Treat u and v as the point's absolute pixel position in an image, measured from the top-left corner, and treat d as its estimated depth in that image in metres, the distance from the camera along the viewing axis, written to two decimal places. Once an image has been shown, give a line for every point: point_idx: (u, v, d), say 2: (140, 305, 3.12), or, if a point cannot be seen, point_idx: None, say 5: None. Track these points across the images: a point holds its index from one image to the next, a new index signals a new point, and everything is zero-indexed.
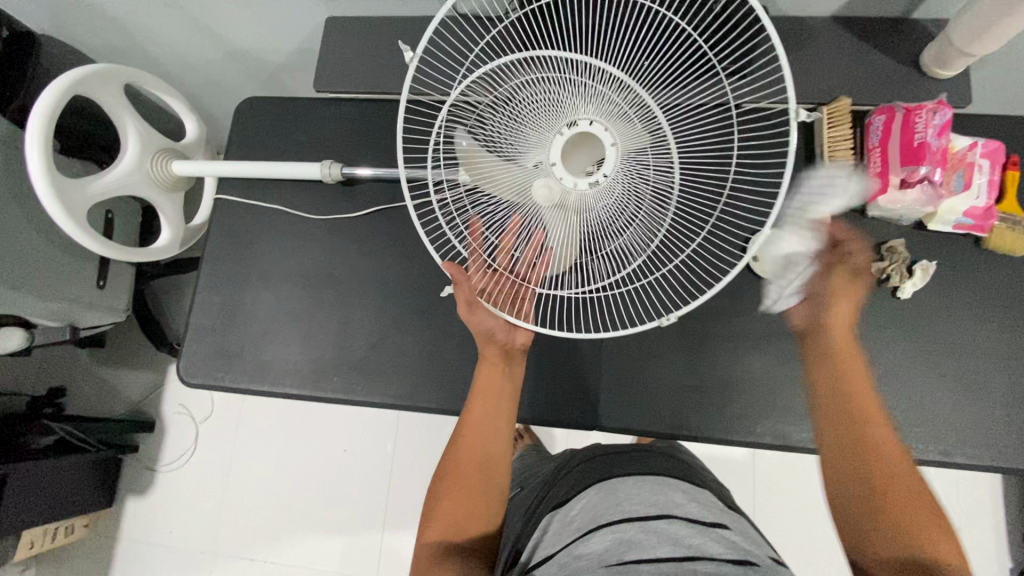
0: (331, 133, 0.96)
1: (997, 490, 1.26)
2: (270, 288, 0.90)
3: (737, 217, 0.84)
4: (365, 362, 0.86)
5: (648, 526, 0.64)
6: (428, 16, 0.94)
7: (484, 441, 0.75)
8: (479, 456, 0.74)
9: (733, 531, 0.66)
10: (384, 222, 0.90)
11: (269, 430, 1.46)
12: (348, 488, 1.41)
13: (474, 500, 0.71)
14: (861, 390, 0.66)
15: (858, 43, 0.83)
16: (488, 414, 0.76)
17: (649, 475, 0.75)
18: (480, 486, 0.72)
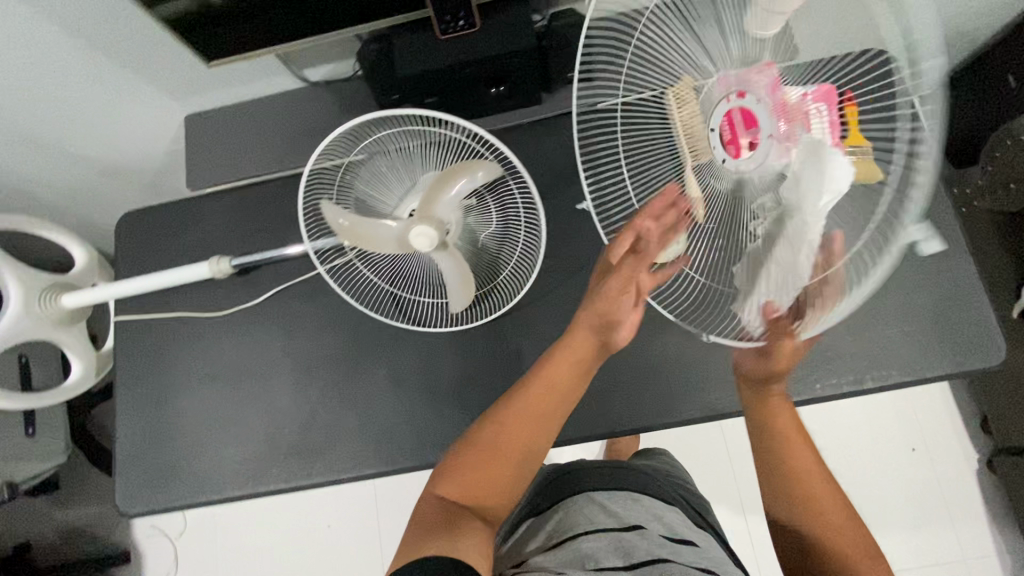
0: (214, 227, 0.96)
1: (948, 396, 1.32)
2: (190, 397, 0.89)
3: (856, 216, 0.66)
4: (303, 444, 0.85)
5: (621, 536, 0.69)
6: (286, 96, 0.97)
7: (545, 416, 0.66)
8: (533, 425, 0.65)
9: (698, 546, 0.70)
10: (286, 302, 0.90)
11: (250, 530, 1.42)
12: (342, 566, 1.38)
13: (504, 477, 0.63)
14: (809, 472, 0.63)
15: None
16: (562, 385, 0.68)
17: (618, 488, 0.77)
18: (514, 461, 0.63)
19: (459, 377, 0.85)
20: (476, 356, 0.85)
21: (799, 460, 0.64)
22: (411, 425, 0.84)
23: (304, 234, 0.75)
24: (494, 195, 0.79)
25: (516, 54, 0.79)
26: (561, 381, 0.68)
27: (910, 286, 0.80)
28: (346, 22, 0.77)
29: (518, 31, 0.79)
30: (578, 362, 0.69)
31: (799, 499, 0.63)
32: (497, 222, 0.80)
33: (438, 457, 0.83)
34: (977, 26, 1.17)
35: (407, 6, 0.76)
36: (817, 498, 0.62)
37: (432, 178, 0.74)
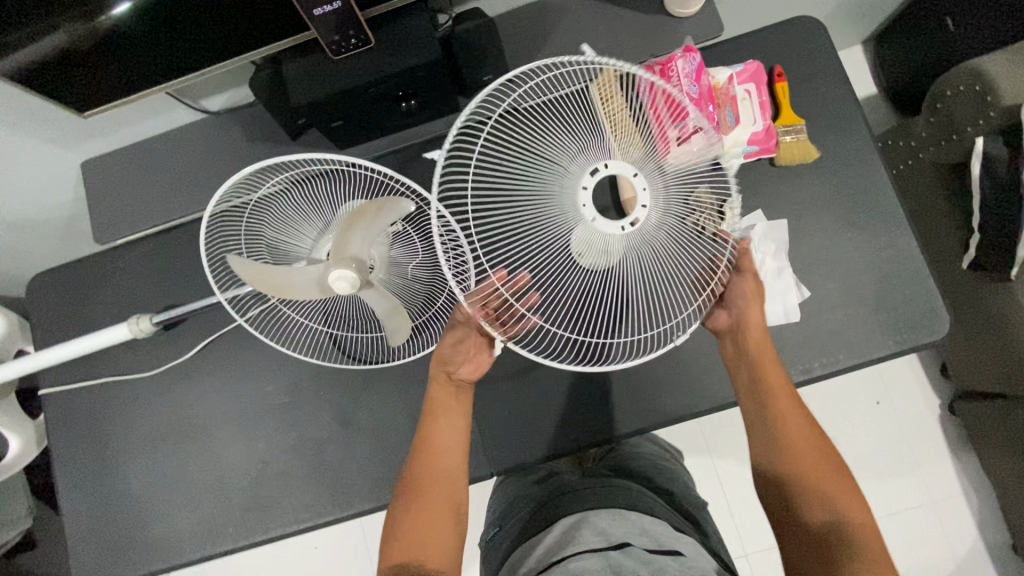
0: (133, 282, 0.90)
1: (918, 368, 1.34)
2: (131, 463, 0.85)
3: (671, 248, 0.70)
4: (254, 500, 0.82)
5: (608, 556, 0.59)
6: (190, 131, 0.90)
7: (441, 453, 0.70)
8: (439, 474, 0.68)
9: (688, 555, 0.63)
10: (220, 352, 0.86)
11: None
12: None
13: (438, 531, 0.65)
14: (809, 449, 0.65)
15: (601, 9, 0.84)
16: (445, 423, 0.72)
17: (602, 509, 0.70)
18: (439, 516, 0.65)
19: (408, 411, 0.82)
20: (424, 388, 0.82)
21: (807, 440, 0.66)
22: (365, 466, 0.81)
23: (218, 293, 0.69)
24: (417, 228, 0.74)
25: (422, 66, 0.72)
26: (444, 420, 0.72)
27: (851, 268, 0.79)
28: (230, 51, 0.71)
29: (419, 42, 0.71)
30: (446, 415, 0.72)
31: (793, 466, 0.64)
32: (424, 253, 0.75)
33: (395, 495, 0.80)
34: None
35: (295, 28, 0.69)
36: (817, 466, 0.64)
37: (342, 216, 0.68)
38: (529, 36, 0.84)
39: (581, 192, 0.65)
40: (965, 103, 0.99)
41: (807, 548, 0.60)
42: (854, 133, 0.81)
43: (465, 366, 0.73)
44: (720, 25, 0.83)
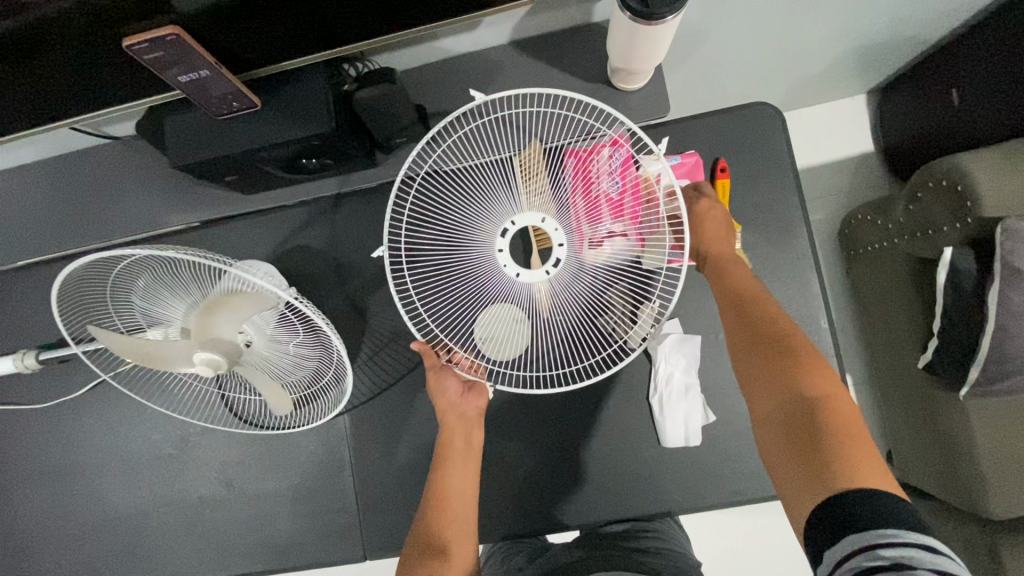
0: (35, 305, 0.87)
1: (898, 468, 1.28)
2: (17, 491, 0.84)
3: (585, 308, 0.71)
4: (137, 546, 0.81)
5: None
6: (94, 155, 0.84)
7: (456, 498, 0.67)
8: (454, 513, 0.66)
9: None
10: (109, 391, 0.83)
11: None
12: None
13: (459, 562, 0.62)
14: (775, 332, 0.58)
15: (542, 68, 0.76)
16: (459, 468, 0.69)
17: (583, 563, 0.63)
18: (460, 550, 0.63)
19: (292, 479, 0.79)
20: (311, 459, 0.79)
21: (769, 326, 0.59)
22: (242, 528, 0.80)
23: (71, 344, 0.65)
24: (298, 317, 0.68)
25: (315, 135, 0.65)
26: (457, 467, 0.69)
27: None
28: (108, 105, 0.64)
29: (315, 109, 0.65)
30: (462, 450, 0.71)
31: (757, 361, 0.58)
32: (306, 334, 0.70)
33: (270, 563, 0.79)
34: (918, 33, 0.99)
35: (167, 86, 0.63)
36: (794, 358, 0.55)
37: (208, 303, 0.63)
38: (456, 96, 0.77)
39: (498, 254, 0.69)
40: (947, 198, 0.88)
41: (790, 454, 0.51)
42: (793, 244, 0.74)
43: (476, 399, 0.72)
44: (667, 105, 0.75)
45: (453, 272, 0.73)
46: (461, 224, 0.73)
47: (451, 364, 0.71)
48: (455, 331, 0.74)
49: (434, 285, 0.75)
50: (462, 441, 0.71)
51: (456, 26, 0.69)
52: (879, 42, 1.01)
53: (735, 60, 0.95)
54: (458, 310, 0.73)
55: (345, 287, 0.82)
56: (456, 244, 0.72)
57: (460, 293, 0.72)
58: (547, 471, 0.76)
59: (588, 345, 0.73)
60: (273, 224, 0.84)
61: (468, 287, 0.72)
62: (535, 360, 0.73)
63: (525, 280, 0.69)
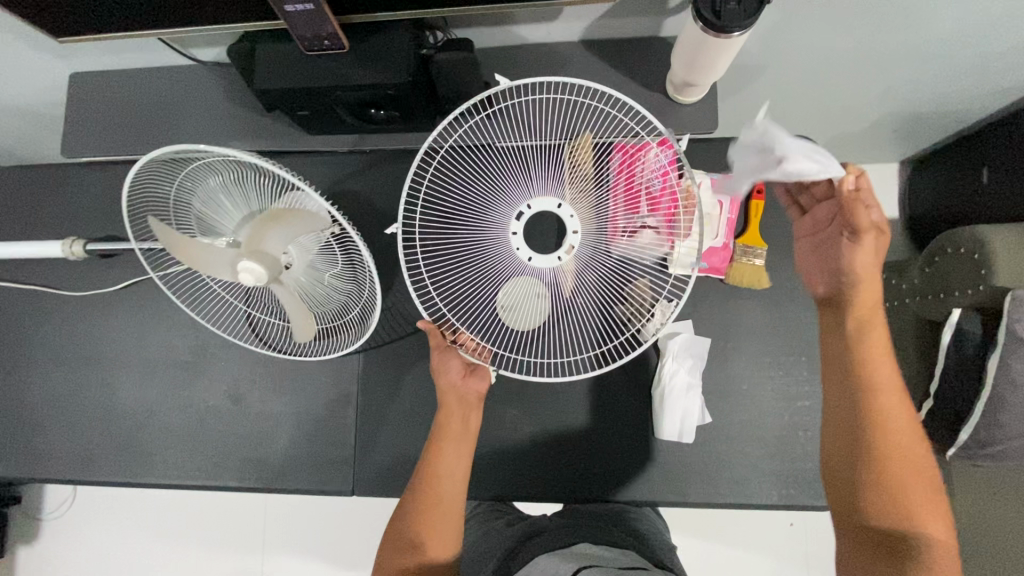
0: (94, 200, 0.92)
1: None
2: (34, 371, 0.88)
3: (598, 303, 0.76)
4: (135, 444, 0.84)
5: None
6: (179, 76, 0.90)
7: (446, 478, 0.71)
8: (440, 490, 0.71)
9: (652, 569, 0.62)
10: (143, 293, 0.87)
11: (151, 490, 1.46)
12: (226, 536, 1.42)
13: (438, 535, 0.69)
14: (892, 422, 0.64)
15: (606, 68, 0.81)
16: (450, 453, 0.72)
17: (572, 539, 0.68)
18: (442, 526, 0.69)
19: (296, 407, 0.82)
20: (319, 391, 0.83)
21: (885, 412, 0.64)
22: (240, 445, 0.82)
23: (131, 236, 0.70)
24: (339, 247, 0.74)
25: (392, 86, 0.71)
26: (450, 451, 0.72)
27: (762, 407, 0.76)
28: (205, 21, 0.70)
29: (393, 65, 0.71)
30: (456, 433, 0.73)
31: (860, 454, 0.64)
32: (344, 266, 0.75)
33: (258, 483, 0.81)
34: (959, 111, 1.05)
35: (265, 15, 0.68)
36: (902, 462, 0.63)
37: (263, 216, 0.67)
38: (520, 78, 0.83)
39: (512, 236, 0.73)
40: (960, 266, 0.92)
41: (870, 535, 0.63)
42: None
43: (477, 381, 0.74)
44: (715, 122, 0.80)
45: (471, 252, 0.77)
46: (489, 204, 0.77)
47: (456, 346, 0.74)
48: (471, 307, 0.78)
49: (454, 259, 0.79)
50: (456, 425, 0.73)
51: (535, 13, 0.75)
52: (919, 111, 1.06)
53: (780, 100, 1.00)
54: (472, 286, 0.77)
55: (383, 237, 0.86)
56: (479, 223, 0.76)
57: (477, 271, 0.76)
58: (539, 444, 0.78)
59: (593, 338, 0.79)
60: (327, 167, 0.89)
61: (487, 265, 0.75)
62: (537, 345, 0.79)
63: (536, 265, 0.73)
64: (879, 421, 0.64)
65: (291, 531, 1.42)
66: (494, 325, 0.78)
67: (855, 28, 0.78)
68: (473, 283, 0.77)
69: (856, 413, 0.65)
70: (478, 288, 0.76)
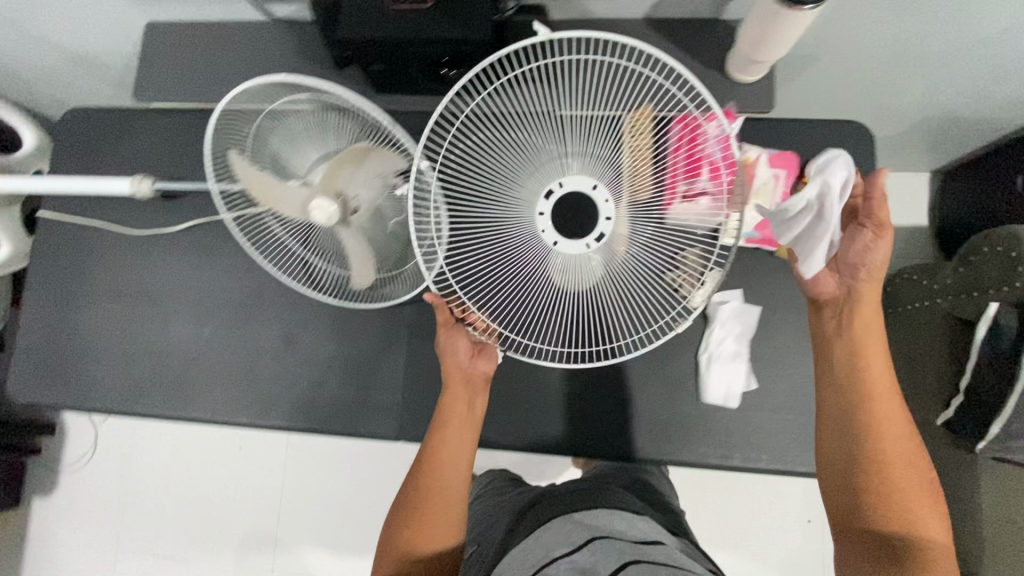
0: (159, 144, 0.95)
1: None
2: (91, 305, 0.90)
3: (613, 296, 0.76)
4: (186, 380, 0.87)
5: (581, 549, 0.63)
6: (251, 29, 0.93)
7: (448, 464, 0.75)
8: (443, 475, 0.75)
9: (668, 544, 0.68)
10: (203, 235, 0.90)
11: (174, 445, 1.49)
12: (246, 494, 1.45)
13: (439, 522, 0.73)
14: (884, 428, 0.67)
15: (668, 45, 0.84)
16: (453, 441, 0.76)
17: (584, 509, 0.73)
18: (443, 511, 0.73)
19: (346, 354, 0.85)
20: (369, 340, 0.85)
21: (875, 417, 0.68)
22: (289, 387, 0.84)
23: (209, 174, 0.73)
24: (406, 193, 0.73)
25: (467, 43, 0.74)
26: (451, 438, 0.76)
27: (805, 378, 0.78)
28: None
29: (469, 23, 0.74)
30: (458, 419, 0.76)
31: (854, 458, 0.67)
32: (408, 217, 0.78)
33: (305, 424, 0.83)
34: (999, 117, 1.07)
35: None
36: (892, 463, 0.66)
37: (341, 156, 0.70)
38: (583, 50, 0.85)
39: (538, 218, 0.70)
40: (996, 263, 0.94)
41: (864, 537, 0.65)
42: None
43: (481, 362, 0.77)
44: (771, 102, 0.82)
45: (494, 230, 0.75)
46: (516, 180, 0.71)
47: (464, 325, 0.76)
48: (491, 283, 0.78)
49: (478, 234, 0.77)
50: (458, 411, 0.76)
51: None
52: (959, 116, 1.09)
53: (827, 94, 1.03)
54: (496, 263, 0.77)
55: None
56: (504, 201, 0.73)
57: (497, 250, 0.76)
58: (574, 411, 0.80)
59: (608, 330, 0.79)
60: None
61: (507, 247, 0.74)
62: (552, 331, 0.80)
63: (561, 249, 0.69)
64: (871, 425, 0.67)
65: (309, 493, 1.44)
66: (511, 304, 0.78)
67: (912, 21, 0.81)
68: (496, 255, 0.76)
69: (846, 418, 0.68)
70: (498, 266, 0.77)
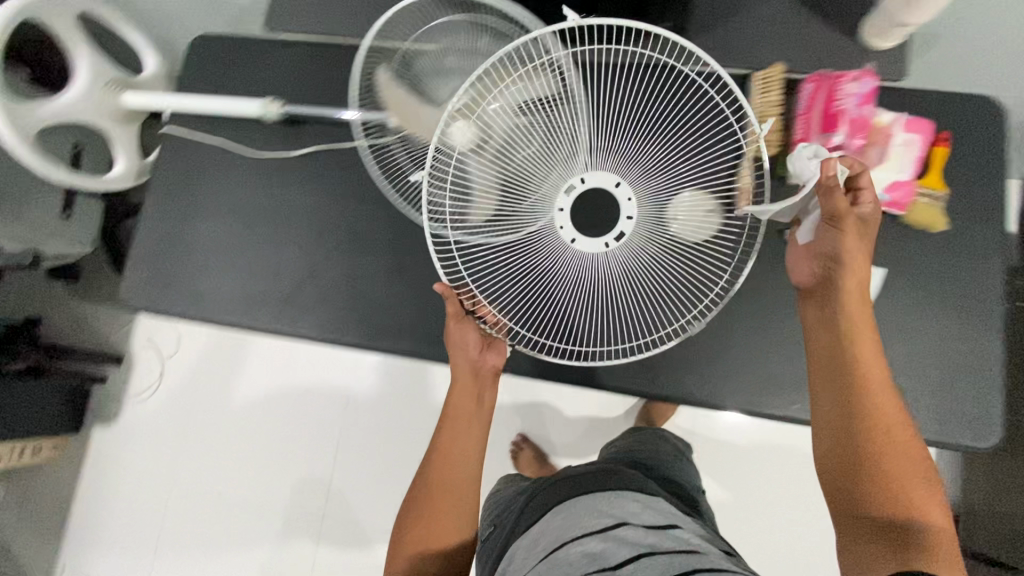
0: (279, 71, 0.96)
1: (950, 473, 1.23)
2: (209, 221, 0.94)
3: (630, 296, 0.78)
4: (299, 299, 0.90)
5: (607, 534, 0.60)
6: None
7: (455, 457, 0.77)
8: (452, 468, 0.77)
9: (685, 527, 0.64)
10: (322, 162, 0.92)
11: (236, 384, 1.52)
12: (304, 437, 1.47)
13: (448, 516, 0.75)
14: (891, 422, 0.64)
15: (803, 7, 0.84)
16: (462, 432, 0.78)
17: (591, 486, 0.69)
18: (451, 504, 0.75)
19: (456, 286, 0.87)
20: None
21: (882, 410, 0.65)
22: (399, 313, 0.87)
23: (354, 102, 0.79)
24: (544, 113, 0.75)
25: None
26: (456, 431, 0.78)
27: (918, 345, 0.78)
28: None
29: None
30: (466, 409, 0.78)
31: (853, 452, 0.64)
32: None
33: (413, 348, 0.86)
34: None
35: None
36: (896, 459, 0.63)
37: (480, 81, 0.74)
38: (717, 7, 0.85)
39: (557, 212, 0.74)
40: None
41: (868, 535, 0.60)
42: (985, 224, 0.79)
43: (493, 355, 0.79)
44: (904, 72, 0.82)
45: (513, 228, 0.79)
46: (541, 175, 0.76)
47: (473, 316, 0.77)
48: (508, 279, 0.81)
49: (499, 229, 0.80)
50: (467, 401, 0.78)
51: None
52: None
53: None
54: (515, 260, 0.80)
55: None
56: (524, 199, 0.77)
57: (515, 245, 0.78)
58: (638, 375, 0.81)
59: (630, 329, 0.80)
60: None
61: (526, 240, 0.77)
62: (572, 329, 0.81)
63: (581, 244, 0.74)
64: (875, 418, 0.64)
65: (366, 442, 1.46)
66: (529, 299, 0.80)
67: None
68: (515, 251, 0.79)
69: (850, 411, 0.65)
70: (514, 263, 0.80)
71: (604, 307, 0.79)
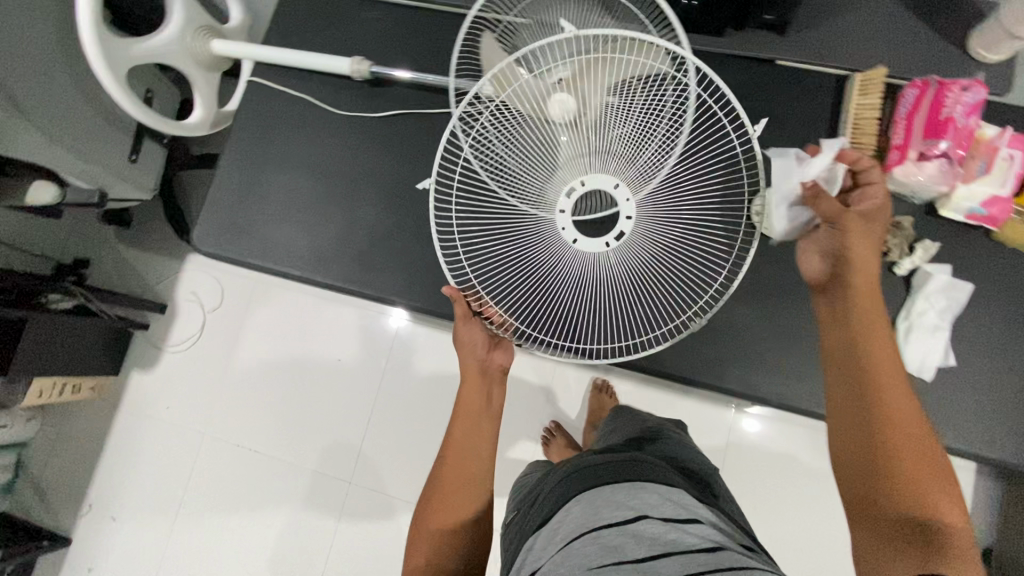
0: (369, 34, 0.97)
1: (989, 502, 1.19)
2: (285, 173, 0.94)
3: (632, 296, 0.77)
4: (369, 258, 0.90)
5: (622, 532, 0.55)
6: None
7: (468, 449, 0.78)
8: (466, 460, 0.78)
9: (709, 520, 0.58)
10: (405, 125, 0.93)
11: (274, 343, 1.53)
12: (336, 401, 1.49)
13: (464, 506, 0.75)
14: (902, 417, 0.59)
15: (909, 13, 0.83)
16: (475, 425, 0.79)
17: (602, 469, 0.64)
18: (467, 494, 0.76)
19: None
20: None
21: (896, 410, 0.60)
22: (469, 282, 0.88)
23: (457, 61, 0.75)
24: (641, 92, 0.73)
25: None
26: (469, 424, 0.79)
27: (995, 363, 0.77)
28: None
29: None
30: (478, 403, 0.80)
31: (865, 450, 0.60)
32: None
33: None
34: None
35: None
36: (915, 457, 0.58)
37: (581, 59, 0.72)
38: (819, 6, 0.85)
39: (560, 215, 0.73)
40: None
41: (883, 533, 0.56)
42: None
43: (502, 355, 0.79)
44: (1008, 87, 0.80)
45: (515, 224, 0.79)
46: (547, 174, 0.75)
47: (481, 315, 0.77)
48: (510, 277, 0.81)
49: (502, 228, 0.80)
50: (478, 394, 0.80)
51: None
52: None
53: None
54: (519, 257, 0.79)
55: None
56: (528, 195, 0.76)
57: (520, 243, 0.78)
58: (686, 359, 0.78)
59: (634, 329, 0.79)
60: None
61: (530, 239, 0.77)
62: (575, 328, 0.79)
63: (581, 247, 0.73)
64: (889, 417, 0.60)
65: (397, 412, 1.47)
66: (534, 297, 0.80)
67: None
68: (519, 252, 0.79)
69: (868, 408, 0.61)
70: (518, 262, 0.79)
71: (606, 307, 0.78)
